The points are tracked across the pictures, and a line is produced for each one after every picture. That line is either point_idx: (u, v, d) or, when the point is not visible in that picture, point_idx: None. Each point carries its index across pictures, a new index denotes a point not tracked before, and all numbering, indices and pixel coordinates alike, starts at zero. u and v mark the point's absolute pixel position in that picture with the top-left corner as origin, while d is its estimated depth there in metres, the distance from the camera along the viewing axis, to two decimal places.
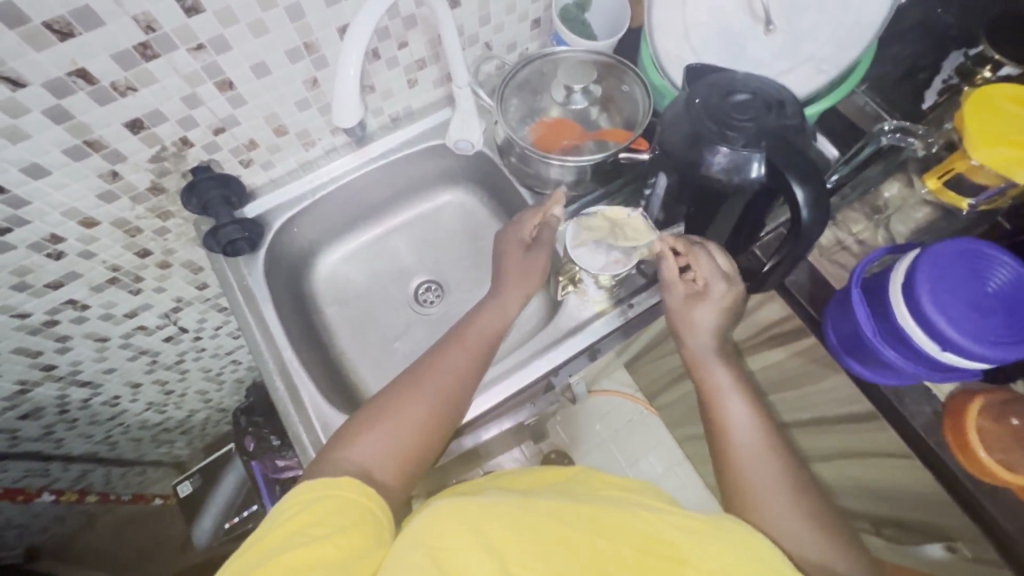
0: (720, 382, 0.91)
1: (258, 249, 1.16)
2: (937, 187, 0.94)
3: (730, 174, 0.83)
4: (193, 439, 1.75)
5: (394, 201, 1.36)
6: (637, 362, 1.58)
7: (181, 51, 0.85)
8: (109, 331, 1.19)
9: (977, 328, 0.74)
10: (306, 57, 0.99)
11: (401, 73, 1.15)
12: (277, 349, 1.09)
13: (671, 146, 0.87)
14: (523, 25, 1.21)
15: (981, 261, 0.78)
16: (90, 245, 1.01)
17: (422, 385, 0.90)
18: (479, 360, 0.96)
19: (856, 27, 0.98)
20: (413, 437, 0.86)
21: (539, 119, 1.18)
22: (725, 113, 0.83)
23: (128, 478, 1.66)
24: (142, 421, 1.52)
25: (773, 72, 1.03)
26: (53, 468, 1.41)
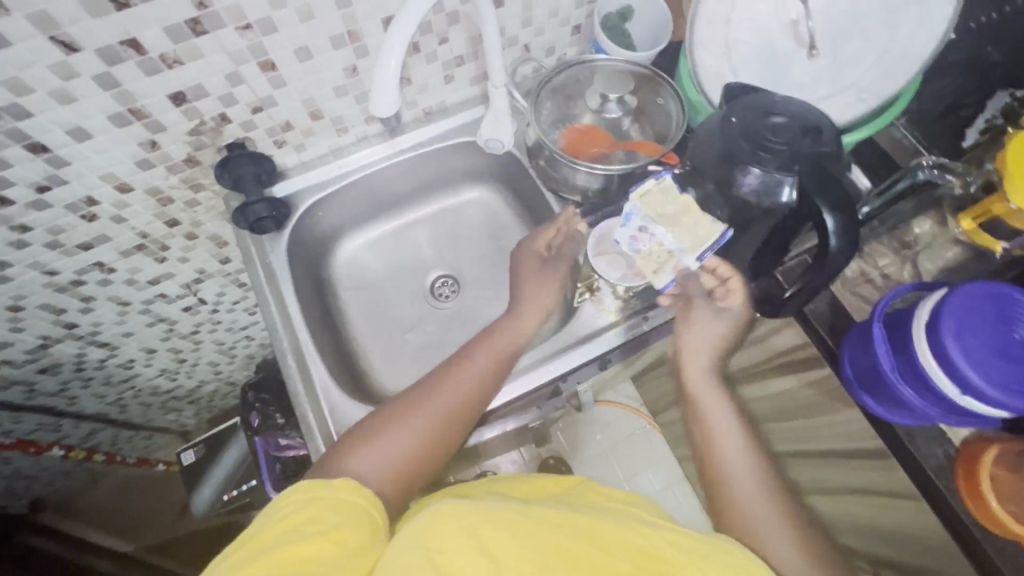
0: (713, 407, 0.95)
1: (282, 229, 1.18)
2: (971, 228, 0.93)
3: (756, 195, 0.85)
4: (201, 410, 1.79)
5: (420, 193, 1.37)
6: (645, 376, 1.57)
7: (228, 29, 0.87)
8: (131, 295, 1.22)
9: (1000, 375, 0.72)
10: (349, 45, 1.00)
11: (439, 68, 1.16)
12: (292, 328, 1.11)
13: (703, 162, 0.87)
14: (563, 30, 1.21)
15: (1006, 306, 0.76)
16: (123, 210, 1.04)
17: (431, 397, 0.91)
18: (488, 378, 0.96)
19: (901, 59, 0.96)
20: (418, 445, 0.87)
21: (570, 125, 1.18)
22: (757, 133, 0.82)
23: (135, 440, 1.71)
24: (154, 387, 1.55)
25: (812, 98, 1.02)
26: (65, 424, 1.45)
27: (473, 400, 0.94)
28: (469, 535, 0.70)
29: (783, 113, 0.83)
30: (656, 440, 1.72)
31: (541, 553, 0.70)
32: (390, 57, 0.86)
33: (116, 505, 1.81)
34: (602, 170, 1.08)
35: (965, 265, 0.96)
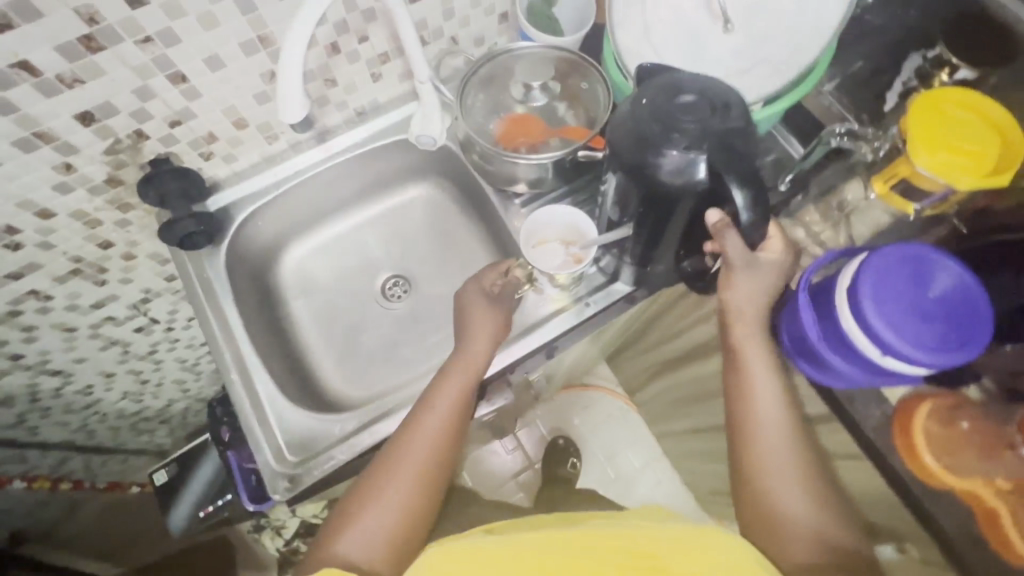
0: (750, 355, 0.63)
1: (220, 244, 0.80)
2: (884, 192, 0.62)
3: (672, 181, 0.53)
4: (176, 428, 1.43)
5: (351, 203, 0.93)
6: (619, 357, 1.25)
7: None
8: (25, 349, 0.89)
9: (917, 331, 0.53)
10: (263, 51, 0.67)
11: (363, 69, 0.78)
12: (232, 340, 0.76)
13: (610, 145, 0.56)
14: (489, 21, 0.82)
15: (920, 266, 0.56)
16: (47, 236, 0.72)
17: (399, 449, 0.63)
18: (453, 418, 0.66)
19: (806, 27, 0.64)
20: (414, 510, 0.61)
21: (505, 113, 0.81)
22: (670, 118, 0.52)
23: (108, 467, 1.35)
24: (119, 412, 1.24)
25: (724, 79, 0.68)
26: (29, 456, 1.14)
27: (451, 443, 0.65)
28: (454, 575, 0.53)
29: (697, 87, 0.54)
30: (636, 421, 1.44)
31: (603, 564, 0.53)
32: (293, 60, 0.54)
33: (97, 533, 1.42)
34: (532, 161, 0.74)
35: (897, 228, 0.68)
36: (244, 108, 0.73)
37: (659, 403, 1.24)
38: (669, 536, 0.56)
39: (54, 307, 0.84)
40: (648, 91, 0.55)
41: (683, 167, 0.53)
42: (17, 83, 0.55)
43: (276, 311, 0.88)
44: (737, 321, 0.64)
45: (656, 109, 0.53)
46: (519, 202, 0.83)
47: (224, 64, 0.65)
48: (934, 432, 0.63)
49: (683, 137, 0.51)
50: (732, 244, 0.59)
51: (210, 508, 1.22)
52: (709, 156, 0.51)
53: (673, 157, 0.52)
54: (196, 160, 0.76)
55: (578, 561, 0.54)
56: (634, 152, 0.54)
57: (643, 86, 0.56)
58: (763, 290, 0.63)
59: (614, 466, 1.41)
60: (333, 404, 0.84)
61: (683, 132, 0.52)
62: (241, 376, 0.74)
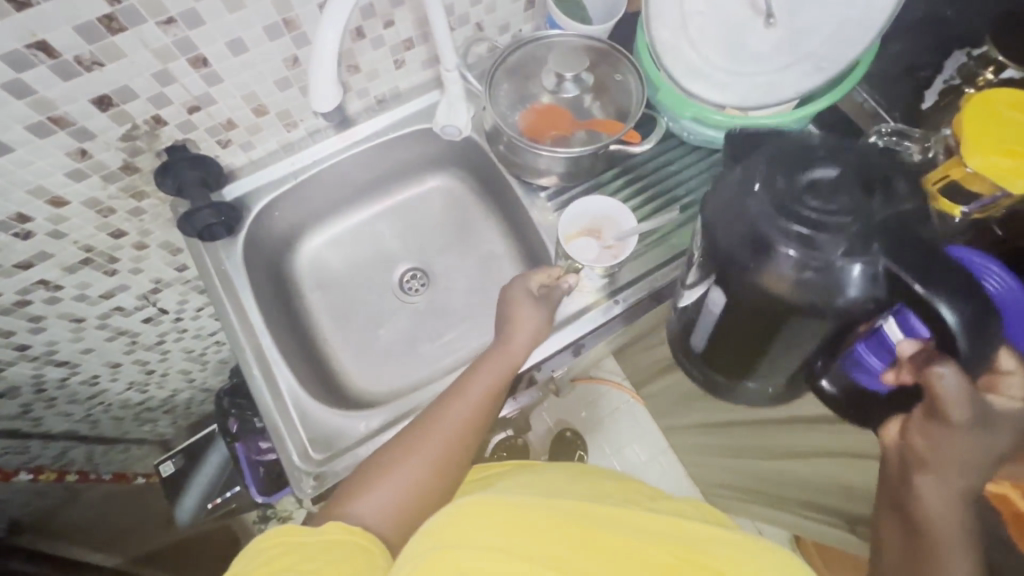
0: (945, 525, 0.49)
1: (238, 234, 0.78)
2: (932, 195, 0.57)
3: (827, 296, 0.48)
4: (179, 417, 1.38)
5: (373, 191, 0.90)
6: (623, 353, 1.24)
7: (14, 20, 0.49)
8: (32, 338, 0.86)
9: None
10: (287, 35, 0.64)
11: (386, 55, 0.75)
12: (251, 333, 0.75)
13: (734, 239, 0.51)
14: (516, 7, 0.79)
15: (968, 272, 0.51)
16: (60, 225, 0.70)
17: (426, 426, 0.63)
18: (481, 415, 0.64)
19: (849, 21, 0.63)
20: (430, 490, 0.60)
21: (531, 105, 0.78)
22: (800, 205, 0.47)
23: (110, 457, 1.32)
24: (124, 402, 1.20)
25: (768, 70, 0.67)
26: (33, 445, 1.11)
27: (478, 432, 0.64)
28: (500, 535, 0.50)
29: (838, 160, 0.48)
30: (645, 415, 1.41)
31: (647, 548, 0.54)
32: (327, 50, 0.53)
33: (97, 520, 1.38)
34: (564, 154, 0.72)
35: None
36: (265, 95, 0.70)
37: (666, 401, 1.20)
38: (739, 544, 0.57)
39: (63, 296, 0.81)
40: (772, 176, 0.49)
41: (856, 271, 0.47)
42: (33, 66, 0.53)
43: (293, 303, 0.86)
44: (934, 470, 0.49)
45: (783, 199, 0.48)
46: (546, 197, 0.81)
47: (247, 49, 0.63)
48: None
49: (840, 241, 0.46)
50: (951, 384, 0.45)
51: (218, 500, 1.21)
52: (890, 254, 0.45)
53: (817, 260, 0.47)
54: (214, 148, 0.73)
55: (619, 539, 0.54)
56: (766, 256, 0.49)
57: (754, 167, 0.51)
58: (982, 436, 0.47)
59: (621, 459, 1.38)
60: (354, 399, 0.83)
61: (833, 229, 0.46)
62: (263, 372, 0.73)
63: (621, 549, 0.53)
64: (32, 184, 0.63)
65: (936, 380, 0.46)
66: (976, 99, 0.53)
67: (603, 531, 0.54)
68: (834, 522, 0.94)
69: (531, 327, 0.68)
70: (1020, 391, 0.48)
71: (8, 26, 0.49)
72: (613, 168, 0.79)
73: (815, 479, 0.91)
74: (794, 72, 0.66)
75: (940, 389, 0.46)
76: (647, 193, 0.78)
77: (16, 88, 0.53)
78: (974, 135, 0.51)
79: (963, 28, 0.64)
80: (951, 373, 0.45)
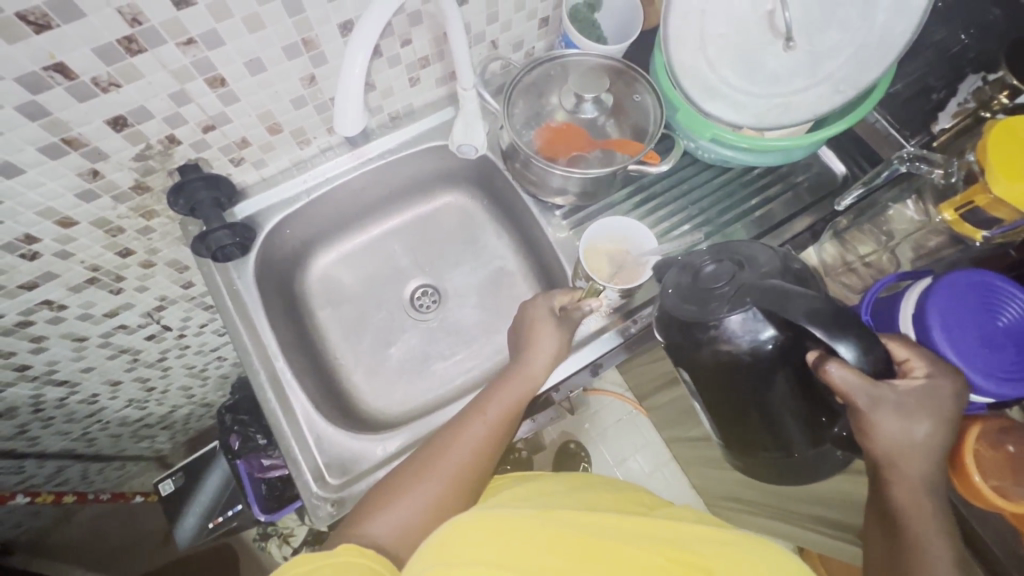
0: (915, 504, 0.50)
1: (252, 251, 0.77)
2: (954, 219, 0.64)
3: (748, 351, 0.52)
4: (177, 433, 1.32)
5: (384, 208, 0.90)
6: (626, 361, 1.21)
7: (35, 43, 0.48)
8: (31, 359, 0.82)
9: (983, 362, 0.54)
10: (305, 54, 0.63)
11: (401, 73, 0.75)
12: (266, 355, 0.73)
13: (667, 315, 0.58)
14: (530, 25, 0.78)
15: (989, 293, 0.57)
16: (68, 245, 0.67)
17: (445, 448, 0.59)
18: (499, 438, 0.62)
19: (862, 48, 0.65)
20: (449, 507, 0.57)
21: (544, 123, 0.78)
22: (702, 291, 0.56)
23: (106, 474, 1.25)
24: (122, 420, 1.13)
25: (785, 91, 0.67)
26: (26, 466, 1.06)
27: (496, 455, 0.61)
28: (495, 550, 0.45)
29: (712, 256, 0.59)
30: (647, 424, 1.37)
31: (646, 553, 0.47)
32: (354, 73, 0.58)
33: (93, 541, 1.34)
34: (581, 175, 0.72)
35: (946, 249, 0.68)
36: (279, 114, 0.69)
37: (669, 411, 1.16)
38: (721, 539, 0.50)
39: (67, 317, 0.78)
40: (674, 276, 0.59)
41: (749, 328, 0.52)
42: (50, 87, 0.51)
43: (303, 321, 0.85)
44: (900, 477, 0.50)
45: (688, 289, 0.57)
46: (560, 215, 0.81)
47: (265, 69, 0.62)
48: (981, 453, 0.60)
49: (722, 303, 0.54)
50: (846, 381, 0.47)
51: (219, 519, 1.19)
52: (760, 306, 0.51)
53: (731, 326, 0.53)
54: (227, 166, 0.72)
55: (620, 549, 0.48)
56: (689, 335, 0.56)
57: (666, 277, 0.61)
58: (916, 429, 0.49)
59: (624, 470, 1.34)
60: (366, 421, 0.81)
61: (717, 296, 0.55)
62: (277, 395, 0.72)
63: (620, 558, 0.47)
64: (42, 204, 0.61)
65: (833, 381, 0.47)
66: (999, 129, 0.59)
67: (603, 541, 0.48)
68: (837, 534, 0.89)
69: (552, 349, 0.67)
70: (925, 369, 0.51)
71: (26, 47, 0.48)
72: (627, 187, 0.80)
73: (825, 493, 0.84)
74: (812, 94, 0.67)
75: (842, 388, 0.47)
76: (661, 211, 0.78)
77: (31, 110, 0.52)
78: (1001, 165, 0.58)
79: (976, 52, 0.67)
80: (837, 370, 0.47)
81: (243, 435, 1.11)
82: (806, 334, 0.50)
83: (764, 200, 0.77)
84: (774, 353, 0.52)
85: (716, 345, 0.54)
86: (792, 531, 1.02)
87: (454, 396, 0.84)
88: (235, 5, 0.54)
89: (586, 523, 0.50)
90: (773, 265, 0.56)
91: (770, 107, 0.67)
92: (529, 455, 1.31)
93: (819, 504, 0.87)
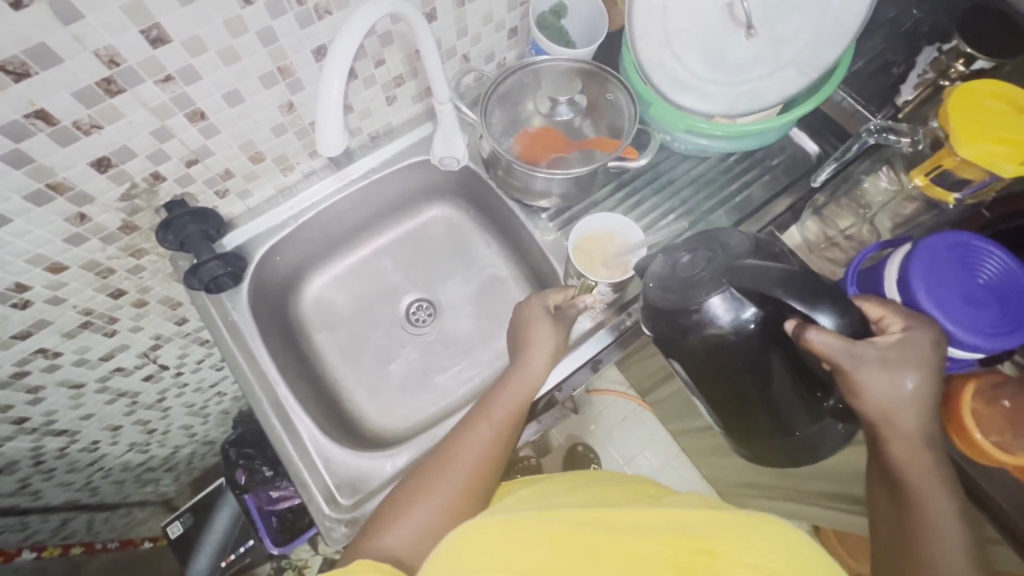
0: (912, 457, 0.51)
1: (243, 280, 0.77)
2: (927, 183, 0.66)
3: (733, 333, 0.54)
4: (181, 474, 1.30)
5: (372, 226, 0.90)
6: (625, 359, 1.22)
7: (14, 92, 0.49)
8: (29, 411, 0.82)
9: (970, 319, 0.56)
10: (281, 83, 0.64)
11: (377, 94, 0.76)
12: (267, 382, 0.73)
13: (654, 305, 0.59)
14: (500, 36, 0.80)
15: (967, 253, 0.59)
16: (59, 291, 0.67)
17: (451, 455, 0.60)
18: (504, 441, 0.62)
19: (821, 30, 0.67)
20: (458, 514, 0.57)
21: (522, 130, 0.80)
22: (683, 279, 0.57)
23: (113, 523, 1.23)
24: (124, 465, 1.12)
25: (752, 78, 0.69)
26: (30, 521, 1.04)
27: (501, 457, 0.61)
28: (499, 555, 0.45)
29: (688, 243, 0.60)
30: (652, 420, 1.37)
31: (650, 543, 0.47)
32: (331, 95, 0.59)
33: None
34: (563, 175, 0.73)
35: (922, 215, 0.71)
36: (261, 143, 0.70)
37: (673, 403, 1.17)
38: (726, 522, 0.50)
39: (62, 364, 0.78)
40: (656, 268, 0.60)
41: (731, 309, 0.53)
42: (32, 135, 0.52)
43: (300, 346, 0.85)
44: (896, 434, 0.51)
45: (670, 278, 0.58)
46: (547, 217, 0.82)
47: (243, 99, 0.63)
48: (979, 411, 0.61)
49: (701, 289, 0.55)
50: (827, 344, 0.48)
51: (232, 556, 1.17)
52: (737, 286, 0.53)
53: (713, 310, 0.54)
54: (213, 199, 0.73)
55: (623, 542, 0.48)
56: (675, 324, 0.57)
57: (647, 271, 0.62)
58: (905, 382, 0.50)
59: (634, 468, 1.34)
60: (371, 441, 0.81)
61: (697, 281, 0.56)
62: (282, 421, 0.72)
63: (623, 551, 0.47)
64: (30, 251, 0.61)
65: (814, 347, 0.48)
66: (958, 95, 0.62)
67: (604, 536, 0.48)
68: (851, 508, 0.89)
69: (548, 345, 0.68)
70: (902, 323, 0.52)
71: (7, 97, 0.49)
72: (609, 185, 0.81)
73: (837, 468, 0.84)
74: (778, 78, 0.69)
75: (824, 351, 0.48)
76: (645, 206, 0.80)
77: (15, 158, 0.53)
78: (964, 130, 0.60)
79: (929, 24, 0.71)
80: (817, 336, 0.48)
81: (249, 468, 1.10)
82: (786, 308, 0.52)
83: (743, 185, 0.79)
84: (757, 331, 0.53)
85: (703, 329, 0.55)
86: (807, 511, 1.02)
87: (457, 407, 0.84)
88: (209, 39, 0.55)
89: (589, 518, 0.50)
90: (745, 246, 0.57)
91: (739, 93, 0.69)
92: (538, 461, 1.31)
93: (830, 479, 0.88)
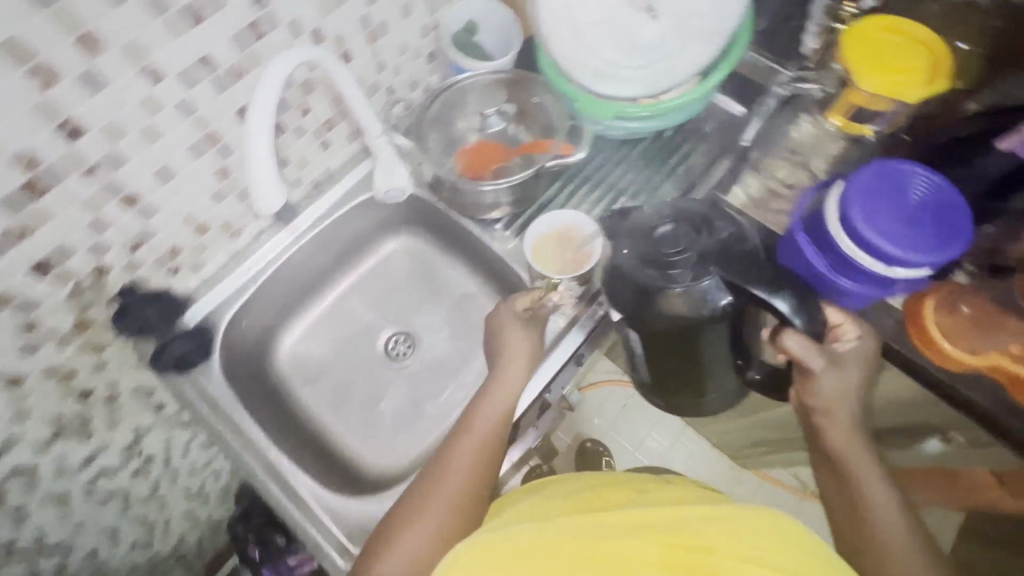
0: (845, 441, 0.59)
1: (213, 353, 0.76)
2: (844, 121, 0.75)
3: (694, 311, 0.59)
4: (192, 563, 1.26)
5: (334, 272, 0.90)
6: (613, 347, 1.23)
7: None
8: (16, 535, 0.78)
9: (912, 238, 0.59)
10: (210, 150, 0.64)
11: (309, 142, 0.76)
12: (257, 450, 0.72)
13: (624, 275, 0.61)
14: (420, 62, 0.81)
15: (898, 177, 0.62)
16: (22, 405, 0.65)
17: (442, 474, 0.60)
18: (492, 450, 0.62)
19: (716, 2, 0.70)
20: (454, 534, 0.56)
21: (461, 147, 0.81)
22: (659, 254, 0.59)
23: None
24: (129, 567, 1.07)
25: (661, 58, 0.72)
26: None
27: (492, 468, 0.61)
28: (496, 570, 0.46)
29: (669, 216, 0.61)
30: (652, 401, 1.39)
31: (646, 543, 0.48)
32: (263, 152, 0.59)
33: None
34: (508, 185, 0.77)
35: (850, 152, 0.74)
36: (201, 212, 0.69)
37: None
38: (718, 516, 0.50)
39: (41, 478, 0.75)
40: (629, 239, 0.62)
41: (706, 291, 0.58)
42: None
43: (286, 406, 0.84)
44: (837, 422, 0.60)
45: (649, 253, 0.59)
46: (502, 227, 0.83)
47: (174, 174, 0.63)
48: (945, 323, 0.64)
49: (682, 272, 0.58)
50: (793, 342, 0.58)
51: None
52: (723, 275, 0.56)
53: (682, 288, 0.58)
54: (165, 279, 0.72)
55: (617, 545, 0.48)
56: (641, 297, 0.60)
57: (618, 239, 0.63)
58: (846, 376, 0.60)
59: (645, 452, 1.35)
60: (371, 485, 0.81)
61: (680, 263, 0.58)
62: (280, 485, 0.70)
63: (618, 555, 0.48)
64: None
65: (786, 346, 0.58)
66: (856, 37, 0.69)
67: (598, 540, 0.49)
68: None
69: (525, 350, 0.69)
70: (856, 332, 0.62)
71: None
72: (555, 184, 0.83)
73: None
74: (688, 53, 0.72)
75: (786, 347, 0.59)
76: (595, 197, 0.81)
77: None
78: (862, 65, 0.67)
79: None
80: (791, 336, 0.58)
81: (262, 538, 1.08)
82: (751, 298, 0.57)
83: (681, 159, 0.82)
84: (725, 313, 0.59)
85: (668, 303, 0.59)
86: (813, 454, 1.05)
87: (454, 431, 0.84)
88: (127, 122, 0.55)
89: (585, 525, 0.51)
90: (730, 231, 0.59)
91: (653, 74, 0.72)
92: (550, 467, 1.30)
93: None
